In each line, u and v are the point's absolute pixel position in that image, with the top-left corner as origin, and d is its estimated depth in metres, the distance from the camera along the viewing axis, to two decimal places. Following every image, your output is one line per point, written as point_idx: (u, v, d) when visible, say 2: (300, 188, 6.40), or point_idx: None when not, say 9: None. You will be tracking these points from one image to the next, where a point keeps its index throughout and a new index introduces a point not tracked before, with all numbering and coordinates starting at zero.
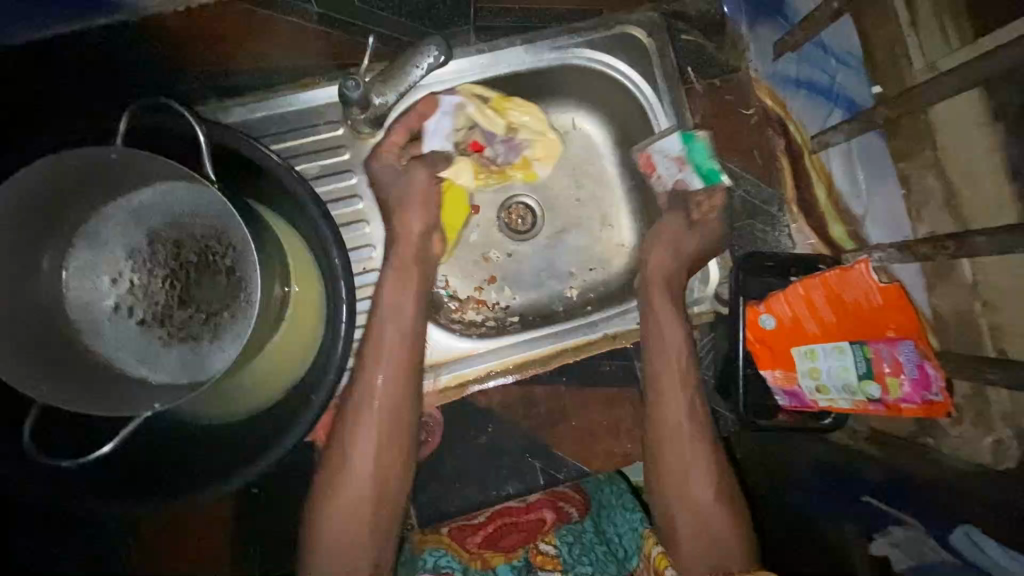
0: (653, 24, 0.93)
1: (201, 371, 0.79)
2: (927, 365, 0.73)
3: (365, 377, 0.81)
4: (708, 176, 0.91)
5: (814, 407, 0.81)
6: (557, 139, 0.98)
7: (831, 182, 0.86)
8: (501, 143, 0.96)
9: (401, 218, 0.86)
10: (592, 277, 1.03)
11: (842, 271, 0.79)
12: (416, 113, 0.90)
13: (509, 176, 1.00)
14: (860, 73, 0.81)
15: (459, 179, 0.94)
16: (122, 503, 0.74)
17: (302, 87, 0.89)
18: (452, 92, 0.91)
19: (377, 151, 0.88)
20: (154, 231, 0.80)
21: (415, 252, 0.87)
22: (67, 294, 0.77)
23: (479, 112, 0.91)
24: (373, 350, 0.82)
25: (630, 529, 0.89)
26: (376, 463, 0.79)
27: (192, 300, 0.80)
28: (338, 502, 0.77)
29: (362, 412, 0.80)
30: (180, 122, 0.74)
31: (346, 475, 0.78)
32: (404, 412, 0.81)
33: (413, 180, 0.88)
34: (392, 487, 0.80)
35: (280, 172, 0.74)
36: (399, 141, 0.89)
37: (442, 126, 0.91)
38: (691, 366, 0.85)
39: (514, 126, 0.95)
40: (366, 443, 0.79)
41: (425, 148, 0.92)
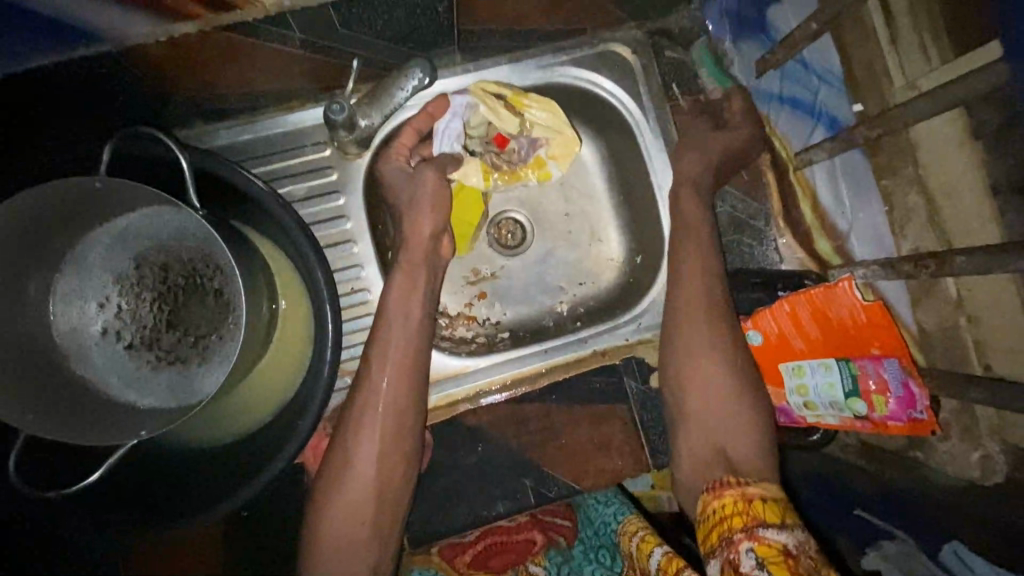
0: (637, 41, 0.95)
1: (190, 394, 0.79)
2: (911, 383, 0.72)
3: (370, 378, 0.80)
4: (719, 81, 0.97)
5: (802, 422, 0.83)
6: (575, 136, 0.94)
7: (817, 199, 0.87)
8: (523, 138, 0.95)
9: (412, 221, 0.86)
10: (582, 292, 1.03)
11: (827, 288, 0.78)
12: (425, 114, 0.90)
13: (521, 176, 0.97)
14: (842, 90, 0.81)
15: (468, 179, 0.93)
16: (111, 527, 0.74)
17: (290, 110, 0.92)
18: (462, 93, 0.92)
19: (389, 153, 0.89)
20: (141, 255, 0.80)
21: (426, 252, 0.86)
22: (53, 320, 0.77)
23: (492, 110, 0.91)
24: (378, 352, 0.81)
25: (608, 525, 0.86)
26: (378, 467, 0.78)
27: (180, 324, 0.80)
28: (338, 505, 0.77)
29: (365, 413, 0.79)
30: (164, 149, 0.75)
31: (347, 478, 0.77)
32: (407, 414, 0.80)
33: (420, 183, 0.87)
34: (393, 490, 0.79)
35: (263, 196, 0.74)
36: (409, 143, 0.90)
37: (453, 126, 0.91)
38: (725, 379, 0.77)
39: (530, 123, 0.93)
40: (370, 447, 0.78)
41: (435, 150, 0.92)
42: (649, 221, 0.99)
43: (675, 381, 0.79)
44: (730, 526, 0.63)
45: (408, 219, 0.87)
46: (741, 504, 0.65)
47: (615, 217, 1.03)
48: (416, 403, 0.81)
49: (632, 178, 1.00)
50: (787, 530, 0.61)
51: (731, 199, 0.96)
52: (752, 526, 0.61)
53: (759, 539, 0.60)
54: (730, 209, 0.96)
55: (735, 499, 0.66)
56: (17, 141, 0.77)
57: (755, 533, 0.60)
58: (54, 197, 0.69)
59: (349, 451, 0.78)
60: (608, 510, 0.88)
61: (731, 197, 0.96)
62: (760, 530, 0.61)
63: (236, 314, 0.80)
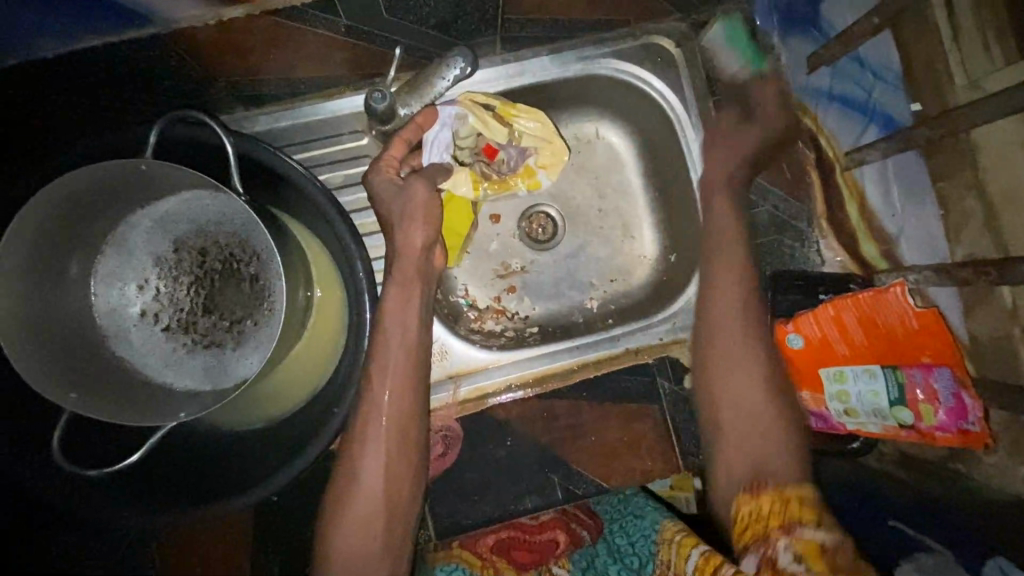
0: (681, 34, 0.94)
1: (224, 378, 0.79)
2: (964, 394, 0.71)
3: (370, 387, 0.77)
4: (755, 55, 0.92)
5: (841, 429, 0.81)
6: (563, 147, 0.95)
7: (864, 201, 0.86)
8: (513, 148, 0.95)
9: (403, 235, 0.81)
10: (614, 289, 1.01)
11: (877, 293, 0.78)
12: (415, 125, 0.85)
13: (510, 185, 0.97)
14: (898, 90, 0.79)
15: (457, 189, 0.93)
16: (140, 515, 0.73)
17: (328, 97, 0.90)
18: (451, 103, 0.89)
19: (380, 166, 0.83)
20: (180, 239, 0.81)
21: (417, 270, 0.82)
22: (93, 302, 0.78)
23: (481, 121, 0.90)
24: (376, 367, 0.77)
25: (643, 536, 0.82)
26: (386, 476, 0.75)
27: (215, 308, 0.81)
28: (352, 515, 0.73)
29: (370, 423, 0.76)
30: (210, 135, 0.75)
31: (355, 488, 0.74)
32: (412, 420, 0.78)
33: (411, 194, 0.82)
34: (405, 501, 0.76)
35: (304, 182, 0.74)
36: (399, 153, 0.85)
37: (443, 136, 0.88)
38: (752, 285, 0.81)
39: (518, 134, 0.93)
40: (376, 456, 0.75)
41: (424, 160, 0.89)
42: (686, 220, 0.97)
43: (706, 289, 0.82)
44: (766, 524, 0.64)
45: (399, 231, 0.81)
46: (780, 505, 0.65)
47: (649, 214, 1.02)
48: (420, 407, 0.79)
49: (669, 175, 0.98)
50: (825, 529, 0.61)
51: (773, 198, 0.95)
52: (790, 523, 0.63)
53: (796, 538, 0.61)
54: (770, 208, 0.95)
55: (773, 498, 0.66)
56: (17, 141, 0.81)
57: (792, 532, 0.62)
58: (96, 177, 0.69)
59: (354, 462, 0.75)
60: (643, 521, 0.84)
61: (772, 197, 0.95)
62: (799, 529, 0.62)
63: (272, 300, 0.81)
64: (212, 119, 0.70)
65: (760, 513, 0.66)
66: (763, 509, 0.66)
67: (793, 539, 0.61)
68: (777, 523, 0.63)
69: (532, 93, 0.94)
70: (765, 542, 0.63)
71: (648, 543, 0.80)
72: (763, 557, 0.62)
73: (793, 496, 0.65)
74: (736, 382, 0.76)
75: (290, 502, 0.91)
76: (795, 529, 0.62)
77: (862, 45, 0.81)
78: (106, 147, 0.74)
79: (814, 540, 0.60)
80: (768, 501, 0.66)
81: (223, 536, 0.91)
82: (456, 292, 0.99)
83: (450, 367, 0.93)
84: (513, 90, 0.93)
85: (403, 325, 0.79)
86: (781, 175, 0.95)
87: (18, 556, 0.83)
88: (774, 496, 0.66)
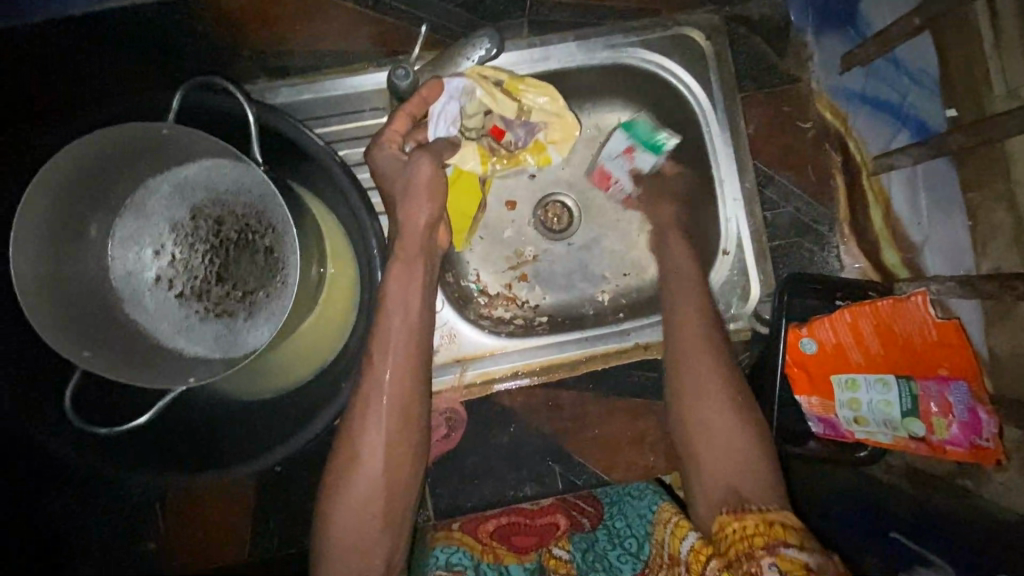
0: (712, 27, 0.91)
1: (235, 347, 0.80)
2: (979, 409, 0.70)
3: (373, 365, 0.76)
4: (656, 148, 0.91)
5: (849, 437, 0.80)
6: (574, 120, 0.91)
7: (890, 208, 0.85)
8: (520, 126, 0.91)
9: (406, 211, 0.80)
10: (626, 283, 1.00)
11: (896, 302, 0.77)
12: (420, 98, 0.83)
13: (521, 160, 0.94)
14: (934, 94, 0.81)
15: (466, 164, 0.89)
16: (150, 472, 0.74)
17: (348, 72, 0.88)
18: (458, 76, 0.86)
19: (382, 141, 0.82)
20: (197, 207, 0.81)
21: (421, 247, 0.81)
22: (111, 264, 0.79)
23: (489, 95, 0.86)
24: (380, 343, 0.77)
25: (641, 517, 0.82)
26: (386, 456, 0.74)
27: (228, 277, 0.81)
28: (350, 494, 0.73)
29: (370, 402, 0.75)
30: (226, 100, 0.73)
31: (353, 468, 0.73)
32: (414, 399, 0.77)
33: (417, 169, 0.80)
34: (404, 482, 0.75)
35: (321, 154, 0.74)
36: (401, 129, 0.83)
37: (450, 109, 0.85)
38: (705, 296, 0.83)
39: (527, 109, 0.90)
40: (376, 435, 0.74)
41: (430, 134, 0.87)
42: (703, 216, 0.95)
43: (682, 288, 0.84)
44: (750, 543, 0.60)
45: (402, 209, 0.80)
46: (763, 527, 0.61)
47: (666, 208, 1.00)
48: (421, 389, 0.78)
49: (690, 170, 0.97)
50: (808, 551, 0.58)
51: (795, 200, 0.92)
52: (775, 543, 0.59)
53: (781, 557, 0.57)
54: (792, 210, 0.92)
55: (757, 522, 0.62)
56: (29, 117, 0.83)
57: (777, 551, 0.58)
58: (115, 140, 0.69)
59: (354, 441, 0.75)
60: (642, 503, 0.84)
61: (794, 198, 0.92)
62: (783, 550, 0.58)
63: (284, 273, 0.81)
64: (233, 87, 0.70)
65: (746, 533, 0.62)
66: (746, 530, 0.62)
67: (778, 560, 0.57)
68: (761, 543, 0.60)
69: (556, 79, 0.93)
70: (747, 562, 0.59)
71: (645, 524, 0.81)
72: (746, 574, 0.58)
73: (776, 520, 0.62)
74: (694, 379, 0.76)
75: (293, 474, 0.91)
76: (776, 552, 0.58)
77: (899, 47, 0.82)
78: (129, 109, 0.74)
79: (798, 560, 0.56)
80: (750, 523, 0.62)
81: (223, 504, 0.91)
82: (467, 276, 0.99)
83: (459, 351, 0.93)
84: (537, 74, 0.91)
85: (412, 305, 0.79)
86: (806, 177, 0.92)
87: (19, 555, 0.84)
88: (756, 518, 0.63)
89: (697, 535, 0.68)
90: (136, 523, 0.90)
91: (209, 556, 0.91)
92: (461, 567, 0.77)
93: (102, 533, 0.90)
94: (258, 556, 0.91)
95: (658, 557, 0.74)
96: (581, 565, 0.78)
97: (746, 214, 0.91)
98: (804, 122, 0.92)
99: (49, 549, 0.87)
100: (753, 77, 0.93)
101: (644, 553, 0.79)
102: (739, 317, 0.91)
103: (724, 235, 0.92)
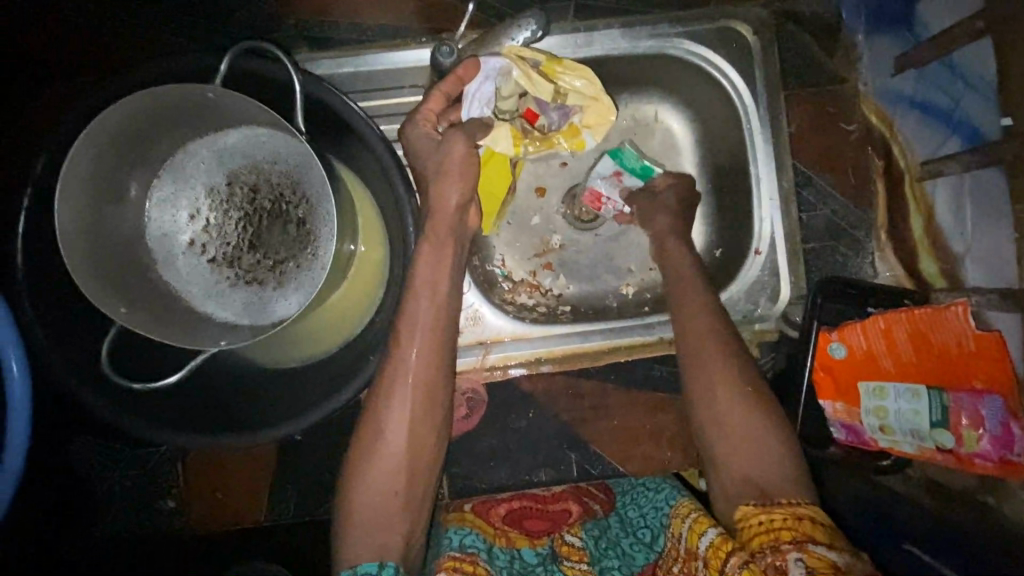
0: (760, 21, 0.91)
1: (263, 316, 0.81)
2: (1013, 424, 0.67)
3: (399, 344, 0.77)
4: (644, 174, 0.96)
5: (872, 445, 0.79)
6: (611, 104, 0.89)
7: (931, 216, 0.84)
8: (555, 110, 0.89)
9: (441, 192, 0.81)
10: (652, 278, 1.00)
11: (935, 311, 0.75)
12: (455, 77, 0.83)
13: (554, 143, 0.91)
14: (988, 100, 0.73)
15: (498, 146, 0.87)
16: (169, 433, 0.75)
17: (390, 47, 0.91)
18: (496, 56, 0.85)
19: (416, 118, 0.83)
20: (234, 174, 0.81)
21: (452, 228, 0.81)
22: (147, 225, 0.80)
23: (526, 77, 0.84)
24: (407, 323, 0.77)
25: (656, 508, 0.81)
26: (411, 431, 0.75)
27: (261, 246, 0.82)
28: (372, 468, 0.73)
29: (395, 380, 0.76)
30: (274, 68, 0.74)
31: (376, 445, 0.74)
32: (438, 381, 0.77)
33: (448, 148, 0.80)
34: (426, 459, 0.76)
35: (363, 127, 0.74)
36: (438, 107, 0.84)
37: (484, 90, 0.85)
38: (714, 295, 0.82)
39: (564, 91, 0.88)
40: (401, 416, 0.75)
41: (463, 115, 0.86)
42: (738, 213, 0.94)
43: (701, 290, 0.83)
44: (777, 537, 0.59)
45: (435, 189, 0.81)
46: (792, 522, 0.60)
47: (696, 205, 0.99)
48: (446, 372, 0.79)
49: (726, 166, 0.96)
50: (837, 549, 0.57)
51: (832, 203, 0.93)
52: (803, 539, 0.58)
53: (809, 553, 0.56)
54: (829, 213, 0.93)
55: (785, 516, 0.61)
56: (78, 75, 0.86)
57: (805, 548, 0.57)
58: (158, 100, 0.70)
59: (378, 420, 0.75)
60: (659, 496, 0.83)
61: (832, 201, 0.93)
62: (812, 546, 0.57)
63: (316, 244, 0.82)
64: (284, 55, 0.70)
65: (772, 525, 0.60)
66: (773, 524, 0.61)
67: (805, 555, 0.56)
68: (789, 537, 0.58)
69: (597, 66, 0.92)
70: (773, 555, 0.58)
71: (661, 515, 0.80)
72: (770, 567, 0.57)
73: (807, 514, 0.60)
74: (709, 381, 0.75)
75: (313, 442, 0.93)
76: (807, 548, 0.57)
77: (958, 50, 0.76)
78: (169, 66, 0.72)
79: (827, 559, 0.55)
80: (781, 519, 0.60)
81: (244, 467, 0.93)
82: (493, 261, 0.99)
83: (480, 334, 0.93)
84: (579, 59, 0.90)
85: (439, 286, 0.79)
86: (846, 180, 0.93)
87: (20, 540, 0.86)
88: (785, 512, 0.61)
89: (716, 532, 0.66)
90: (154, 483, 0.92)
91: (225, 519, 0.92)
92: (474, 550, 0.75)
93: (121, 491, 0.91)
94: (273, 520, 0.92)
95: (673, 550, 0.73)
96: (593, 551, 0.78)
97: (781, 214, 0.91)
98: (848, 124, 0.94)
99: (51, 548, 0.90)
100: (800, 75, 0.94)
101: (658, 545, 0.78)
102: (766, 318, 0.91)
103: (757, 234, 0.91)
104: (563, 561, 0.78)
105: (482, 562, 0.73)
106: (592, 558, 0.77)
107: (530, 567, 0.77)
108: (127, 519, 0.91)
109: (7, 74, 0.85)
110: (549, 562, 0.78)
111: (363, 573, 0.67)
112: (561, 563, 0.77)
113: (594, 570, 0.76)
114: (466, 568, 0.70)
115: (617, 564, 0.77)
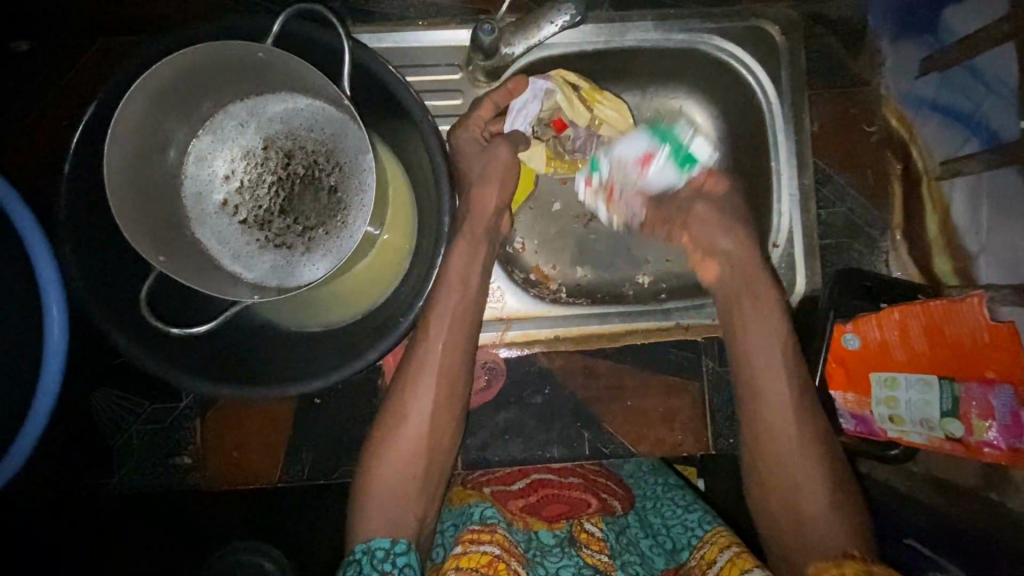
0: (788, 22, 0.94)
1: (290, 279, 0.82)
2: (1023, 413, 0.69)
3: (429, 336, 0.80)
4: (680, 163, 0.93)
5: (881, 435, 0.81)
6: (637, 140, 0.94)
7: (947, 214, 0.87)
8: (585, 130, 0.95)
9: (474, 165, 0.84)
10: (667, 267, 1.00)
11: (950, 306, 0.77)
12: (506, 91, 0.86)
13: (577, 167, 0.96)
14: (1004, 104, 0.76)
15: (532, 161, 0.94)
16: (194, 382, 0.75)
17: (431, 26, 0.93)
18: (545, 77, 0.89)
19: (467, 123, 0.86)
20: (270, 138, 0.83)
21: (481, 200, 0.83)
22: (184, 182, 0.81)
23: (568, 99, 0.91)
24: (436, 317, 0.80)
25: (684, 526, 0.81)
26: (433, 410, 0.78)
27: (291, 211, 0.83)
28: (398, 441, 0.76)
29: (423, 365, 0.79)
30: (324, 35, 0.75)
31: (402, 423, 0.77)
32: (460, 369, 0.80)
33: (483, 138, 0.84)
34: (445, 435, 0.79)
35: (400, 91, 0.74)
36: (487, 116, 0.87)
37: (530, 108, 0.89)
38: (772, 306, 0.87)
39: (598, 119, 0.94)
40: (426, 397, 0.78)
41: (507, 128, 0.89)
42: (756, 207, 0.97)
43: (710, 296, 0.87)
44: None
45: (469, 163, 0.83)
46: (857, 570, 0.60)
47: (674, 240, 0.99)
48: (468, 358, 0.81)
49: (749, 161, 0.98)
50: None
51: (850, 201, 0.96)
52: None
53: None
54: (847, 210, 0.96)
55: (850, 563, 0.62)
56: None
57: None
58: (210, 58, 0.72)
59: (404, 403, 0.78)
60: (690, 514, 0.82)
61: (850, 198, 0.96)
62: None
63: (346, 213, 0.83)
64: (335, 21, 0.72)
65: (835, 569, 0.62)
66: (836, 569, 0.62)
67: None
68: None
69: (627, 59, 0.95)
70: None
71: (687, 532, 0.80)
72: None
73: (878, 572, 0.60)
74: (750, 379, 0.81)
75: (332, 407, 0.94)
76: None
77: (979, 56, 0.79)
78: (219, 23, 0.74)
79: None
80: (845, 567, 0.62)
81: (262, 425, 0.94)
82: (513, 243, 0.99)
83: (500, 312, 0.94)
84: (610, 49, 0.93)
85: (466, 257, 0.82)
86: (865, 181, 0.96)
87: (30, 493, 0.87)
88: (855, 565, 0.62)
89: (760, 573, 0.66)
90: (166, 443, 0.92)
91: (237, 479, 0.92)
92: (495, 521, 0.75)
93: (139, 443, 0.92)
94: (287, 481, 0.93)
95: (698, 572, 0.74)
96: (613, 545, 0.78)
97: (801, 209, 0.93)
98: (869, 126, 0.97)
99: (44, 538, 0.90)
100: (828, 76, 0.97)
101: (681, 555, 0.79)
102: None
103: (776, 229, 0.93)
104: (581, 549, 0.77)
105: (501, 531, 0.73)
106: (612, 552, 0.77)
107: (546, 547, 0.77)
108: (141, 476, 0.91)
109: (29, 67, 0.96)
110: (566, 545, 0.78)
111: (377, 547, 0.69)
112: (580, 549, 0.77)
113: (614, 564, 0.76)
114: (483, 538, 0.71)
115: (637, 561, 0.78)
